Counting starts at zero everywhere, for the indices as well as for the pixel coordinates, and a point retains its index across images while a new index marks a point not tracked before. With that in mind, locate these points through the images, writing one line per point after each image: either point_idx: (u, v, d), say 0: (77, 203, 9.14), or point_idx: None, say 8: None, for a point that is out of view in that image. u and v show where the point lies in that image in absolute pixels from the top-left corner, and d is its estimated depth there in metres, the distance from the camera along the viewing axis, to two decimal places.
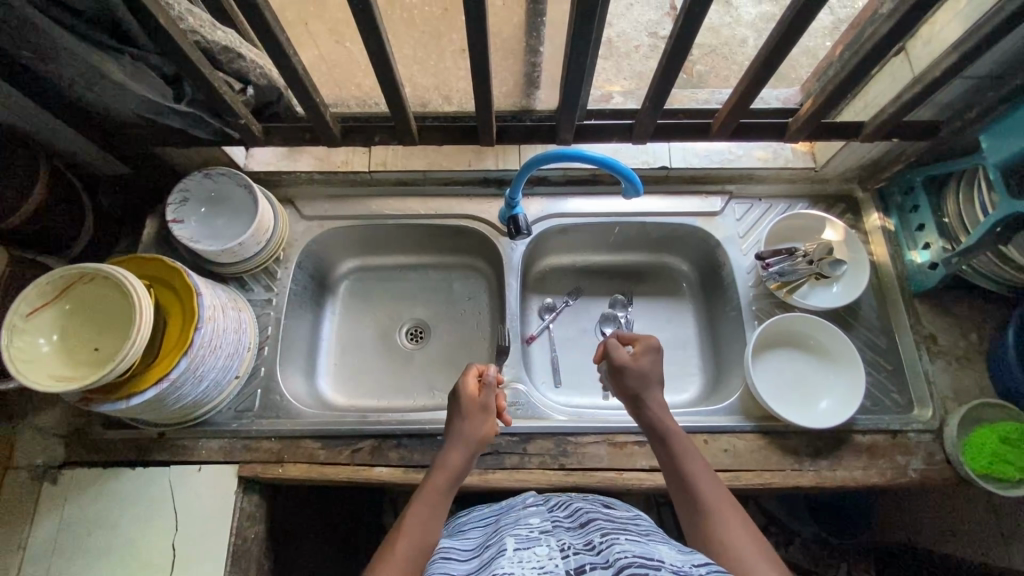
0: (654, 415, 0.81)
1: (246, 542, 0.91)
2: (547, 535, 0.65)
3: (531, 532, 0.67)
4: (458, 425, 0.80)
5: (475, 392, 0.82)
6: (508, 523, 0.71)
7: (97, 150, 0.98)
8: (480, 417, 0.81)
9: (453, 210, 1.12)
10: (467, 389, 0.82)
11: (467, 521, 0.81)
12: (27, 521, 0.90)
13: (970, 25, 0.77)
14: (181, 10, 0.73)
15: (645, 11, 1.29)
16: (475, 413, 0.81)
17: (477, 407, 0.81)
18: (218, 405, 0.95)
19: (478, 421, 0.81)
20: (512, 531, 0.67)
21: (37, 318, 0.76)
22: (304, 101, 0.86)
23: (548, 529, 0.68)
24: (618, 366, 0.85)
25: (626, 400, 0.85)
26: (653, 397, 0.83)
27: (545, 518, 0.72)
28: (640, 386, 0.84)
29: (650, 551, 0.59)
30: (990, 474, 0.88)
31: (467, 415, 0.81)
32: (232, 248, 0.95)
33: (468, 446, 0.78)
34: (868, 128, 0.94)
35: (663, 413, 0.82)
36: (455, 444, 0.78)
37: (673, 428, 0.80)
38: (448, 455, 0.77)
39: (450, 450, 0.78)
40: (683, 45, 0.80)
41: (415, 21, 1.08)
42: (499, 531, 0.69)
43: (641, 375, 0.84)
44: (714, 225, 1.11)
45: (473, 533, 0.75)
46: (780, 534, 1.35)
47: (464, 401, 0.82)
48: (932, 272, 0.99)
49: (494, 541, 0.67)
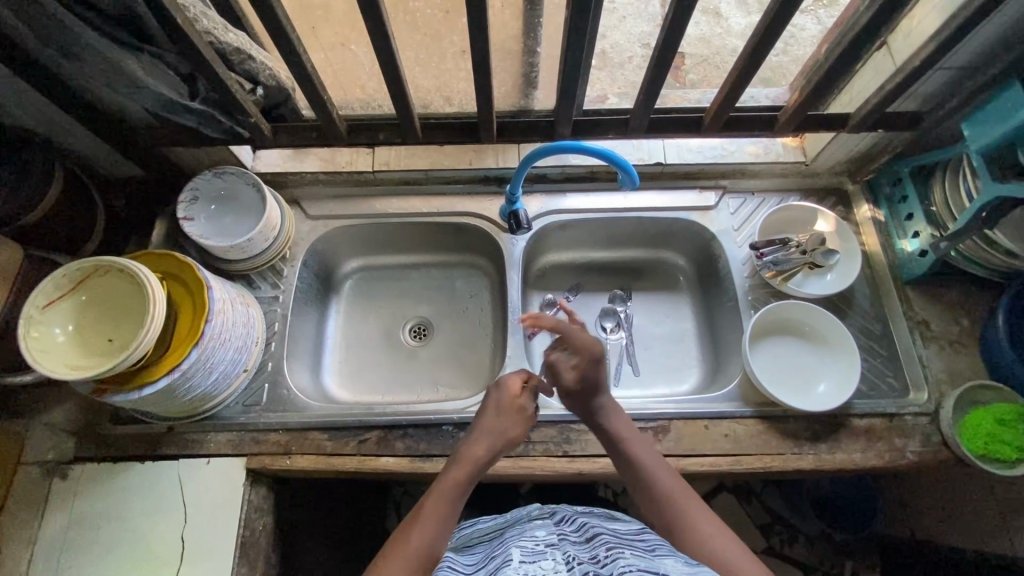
0: (609, 422, 0.83)
1: (255, 534, 0.92)
2: (553, 549, 0.67)
3: (538, 544, 0.69)
4: (488, 419, 0.82)
5: (515, 394, 0.84)
6: (514, 535, 0.73)
7: (110, 151, 1.01)
8: (514, 416, 0.83)
9: (455, 208, 1.15)
10: (510, 387, 0.84)
11: (474, 531, 0.82)
12: (36, 516, 0.91)
13: (945, 17, 0.81)
14: (197, 12, 0.77)
15: (638, 24, 1.35)
16: (511, 413, 0.83)
17: (514, 407, 0.83)
18: (226, 399, 0.97)
19: (511, 419, 0.82)
20: (518, 542, 0.69)
21: (54, 308, 0.79)
22: (312, 100, 0.90)
23: (554, 542, 0.70)
24: (566, 389, 0.86)
25: (583, 411, 0.86)
26: (605, 402, 0.84)
27: (551, 531, 0.73)
28: (591, 395, 0.84)
29: (655, 566, 0.61)
30: (986, 454, 0.89)
31: (502, 412, 0.82)
32: (242, 244, 0.98)
33: (497, 442, 0.79)
34: (854, 119, 0.97)
35: (618, 418, 0.83)
36: (481, 437, 0.79)
37: (628, 435, 0.82)
38: (471, 447, 0.78)
39: (474, 442, 0.79)
40: (672, 43, 0.84)
41: (417, 24, 1.20)
42: (504, 542, 0.72)
43: (591, 387, 0.84)
44: (708, 219, 1.14)
45: (479, 548, 0.78)
46: (785, 532, 1.35)
47: (502, 400, 0.83)
48: (921, 261, 1.01)
49: (499, 552, 0.69)
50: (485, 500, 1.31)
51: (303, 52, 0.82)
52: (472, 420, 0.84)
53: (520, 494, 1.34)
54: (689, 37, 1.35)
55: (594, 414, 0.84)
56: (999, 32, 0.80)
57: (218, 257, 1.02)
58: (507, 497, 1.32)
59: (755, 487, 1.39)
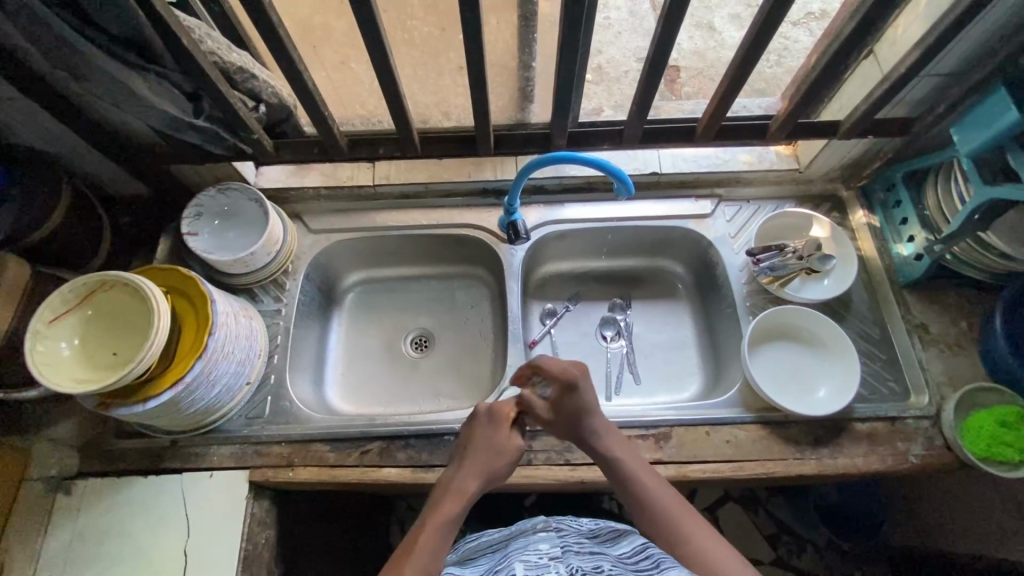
0: (601, 443, 0.81)
1: (257, 547, 0.92)
2: (557, 561, 0.68)
3: (541, 558, 0.69)
4: (480, 451, 0.80)
5: (507, 426, 0.82)
6: (517, 548, 0.73)
7: (115, 170, 1.04)
8: (510, 451, 0.80)
9: (453, 220, 1.17)
10: (504, 421, 0.82)
11: (476, 545, 0.81)
12: (41, 529, 0.91)
13: (927, 27, 0.83)
14: (201, 34, 0.80)
15: (633, 39, 1.39)
16: (505, 446, 0.80)
17: (509, 441, 0.81)
18: (230, 412, 0.98)
19: (505, 454, 0.80)
20: (522, 556, 0.70)
21: (60, 324, 0.80)
22: (313, 116, 0.92)
23: (558, 555, 0.70)
24: (542, 420, 0.86)
25: (570, 436, 0.85)
26: (593, 427, 0.83)
27: (554, 543, 0.74)
28: (571, 422, 0.83)
29: None
30: (990, 458, 0.88)
31: (496, 446, 0.80)
32: (244, 258, 1.00)
33: (489, 477, 0.78)
34: (844, 126, 0.99)
35: (608, 441, 0.82)
36: (473, 469, 0.78)
37: (621, 453, 0.80)
38: (463, 480, 0.77)
39: (466, 473, 0.77)
40: (662, 56, 0.86)
41: (416, 42, 1.26)
42: (508, 555, 0.72)
43: (570, 413, 0.83)
44: (704, 227, 1.15)
45: (483, 558, 0.76)
46: (792, 542, 1.33)
47: (498, 432, 0.81)
48: (918, 264, 1.02)
49: (503, 565, 0.70)
50: (487, 515, 1.30)
51: (304, 70, 0.85)
52: (461, 449, 0.82)
53: (522, 507, 1.32)
54: (684, 51, 1.38)
55: (581, 442, 0.83)
56: (981, 39, 0.83)
57: (221, 271, 1.03)
58: (509, 511, 1.31)
59: (761, 496, 1.37)
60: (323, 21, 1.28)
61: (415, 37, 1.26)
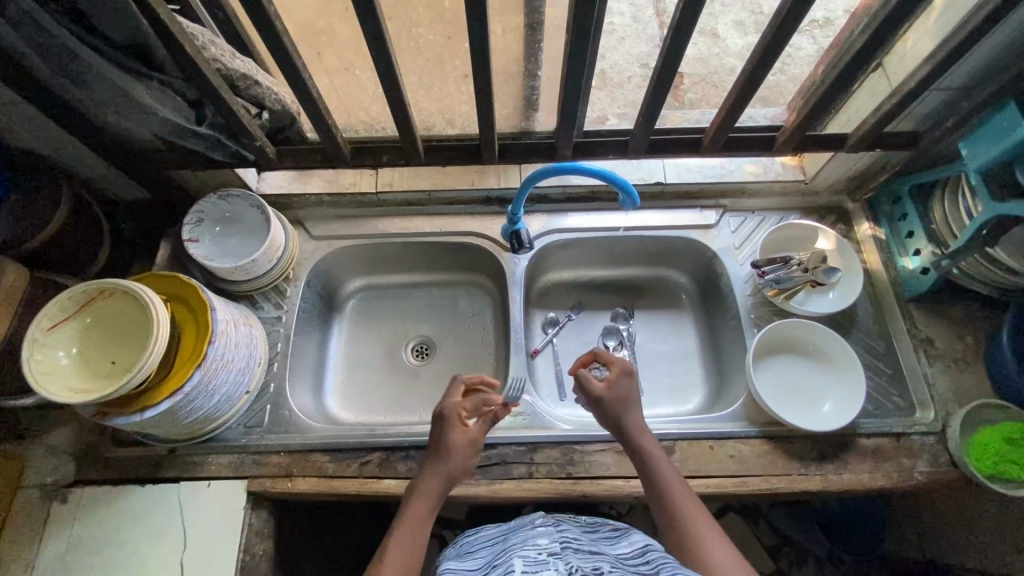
0: (637, 436, 0.83)
1: (255, 558, 0.91)
2: (555, 559, 0.65)
3: (540, 554, 0.66)
4: (433, 452, 0.81)
5: (458, 424, 0.83)
6: (516, 543, 0.70)
7: (116, 175, 1.03)
8: (462, 447, 0.81)
9: (456, 228, 1.16)
10: (451, 418, 0.83)
11: (475, 538, 0.78)
12: (34, 539, 0.90)
13: (938, 42, 0.83)
14: (205, 41, 0.79)
15: (636, 45, 1.39)
16: (456, 444, 0.81)
17: (461, 437, 0.82)
18: (228, 421, 0.97)
19: (457, 450, 0.81)
20: (520, 552, 0.67)
21: (57, 332, 0.79)
22: (317, 124, 0.92)
23: (557, 551, 0.67)
24: (589, 398, 0.87)
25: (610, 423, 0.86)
26: (634, 419, 0.85)
27: (555, 538, 0.71)
28: (619, 407, 0.85)
29: None
30: (995, 475, 0.88)
31: (450, 445, 0.81)
32: (246, 265, 0.99)
33: (450, 476, 0.80)
34: (852, 139, 0.99)
35: (644, 436, 0.83)
36: (433, 470, 0.80)
37: (654, 450, 0.82)
38: (425, 482, 0.79)
39: (426, 475, 0.80)
40: (671, 67, 0.85)
41: (421, 49, 1.25)
42: (507, 550, 0.69)
43: (619, 399, 0.86)
44: (709, 237, 1.14)
45: (481, 552, 0.74)
46: (793, 553, 1.32)
47: (450, 431, 0.82)
48: (924, 278, 1.01)
49: (501, 560, 0.67)
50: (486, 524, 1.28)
51: (308, 78, 0.84)
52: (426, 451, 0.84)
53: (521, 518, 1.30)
54: (688, 57, 1.37)
55: (618, 427, 0.85)
56: (992, 55, 0.82)
57: (221, 278, 1.02)
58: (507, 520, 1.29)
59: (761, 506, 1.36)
60: (327, 25, 1.27)
61: (421, 46, 1.25)
